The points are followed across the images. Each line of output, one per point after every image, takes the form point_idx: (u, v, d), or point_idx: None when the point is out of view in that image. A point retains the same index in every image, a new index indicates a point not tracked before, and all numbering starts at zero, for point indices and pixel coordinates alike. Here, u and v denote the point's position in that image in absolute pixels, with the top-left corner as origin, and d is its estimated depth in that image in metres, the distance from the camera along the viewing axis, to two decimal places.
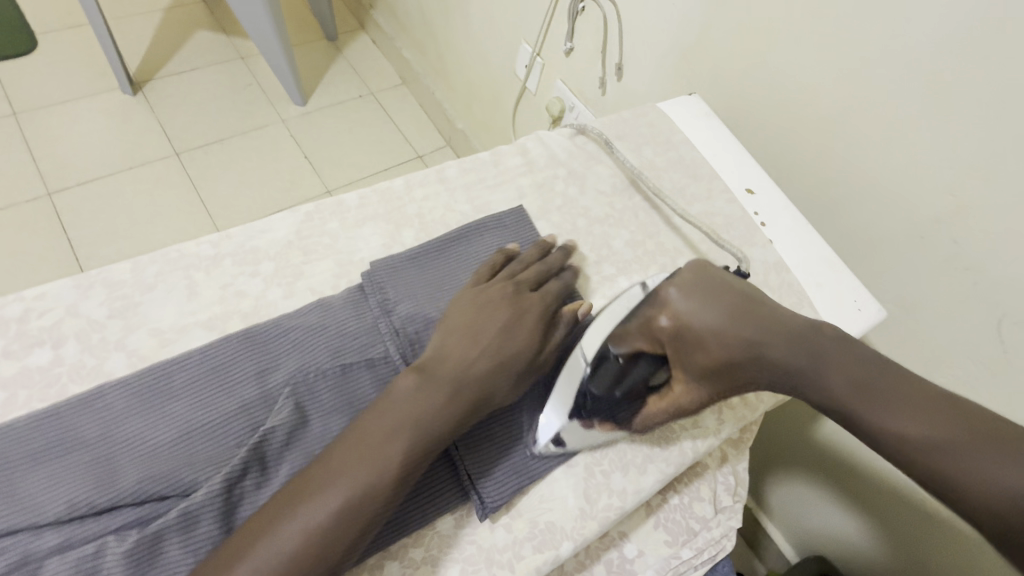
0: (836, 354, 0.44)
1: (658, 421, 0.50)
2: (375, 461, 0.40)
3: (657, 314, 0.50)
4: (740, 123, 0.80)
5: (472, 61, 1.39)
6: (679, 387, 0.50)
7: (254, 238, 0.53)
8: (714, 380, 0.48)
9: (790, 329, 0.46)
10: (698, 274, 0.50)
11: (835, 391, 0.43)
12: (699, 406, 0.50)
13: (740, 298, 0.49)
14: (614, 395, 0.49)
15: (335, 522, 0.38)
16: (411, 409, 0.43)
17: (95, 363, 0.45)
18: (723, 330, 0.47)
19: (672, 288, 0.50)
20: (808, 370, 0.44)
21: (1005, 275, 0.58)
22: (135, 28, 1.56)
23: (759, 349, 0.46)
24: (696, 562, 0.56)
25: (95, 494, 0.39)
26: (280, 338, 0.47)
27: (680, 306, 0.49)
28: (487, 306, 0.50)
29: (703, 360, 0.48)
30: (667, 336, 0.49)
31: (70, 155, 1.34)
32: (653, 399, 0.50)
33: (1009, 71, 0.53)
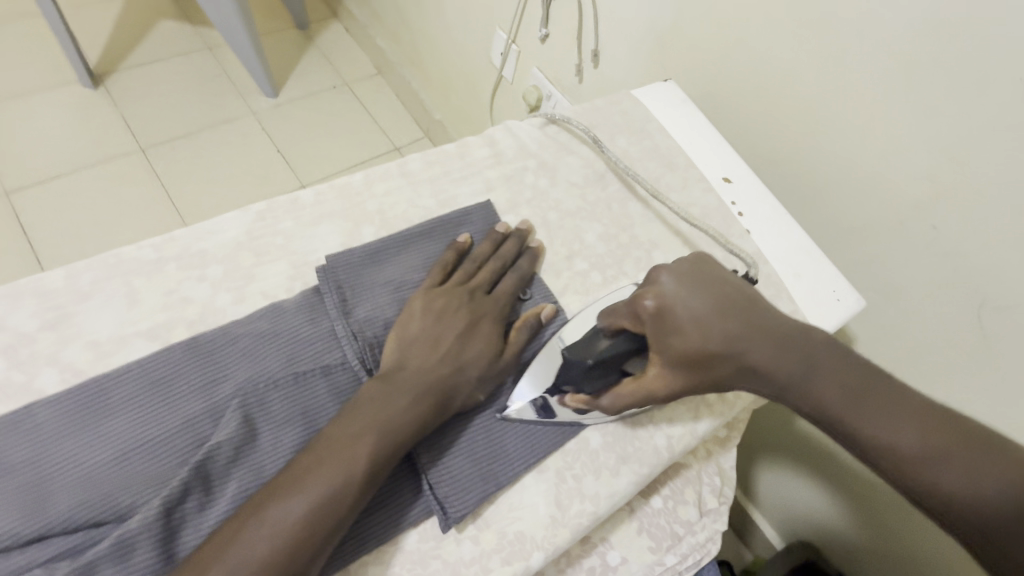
0: (827, 361, 0.43)
1: (623, 405, 0.48)
2: (331, 477, 0.39)
3: (644, 294, 0.46)
4: (717, 110, 0.78)
5: (447, 49, 1.35)
6: (652, 371, 0.47)
7: (200, 240, 0.50)
8: (690, 370, 0.45)
9: (781, 330, 0.44)
10: (695, 264, 0.48)
11: (824, 398, 0.41)
12: (668, 396, 0.48)
13: (734, 294, 0.46)
14: (587, 364, 0.47)
15: (285, 543, 0.37)
16: (371, 419, 0.42)
17: (25, 380, 0.42)
18: (708, 323, 0.45)
19: (666, 271, 0.47)
20: (800, 376, 0.43)
21: (983, 260, 0.57)
22: (92, 18, 1.48)
23: (742, 346, 0.44)
24: (680, 567, 0.54)
25: (21, 525, 0.36)
26: (227, 346, 0.44)
27: (669, 289, 0.46)
28: (442, 311, 0.49)
29: (683, 347, 0.45)
30: (650, 318, 0.46)
31: (25, 153, 1.28)
32: (625, 381, 0.48)
33: (987, 52, 0.51)
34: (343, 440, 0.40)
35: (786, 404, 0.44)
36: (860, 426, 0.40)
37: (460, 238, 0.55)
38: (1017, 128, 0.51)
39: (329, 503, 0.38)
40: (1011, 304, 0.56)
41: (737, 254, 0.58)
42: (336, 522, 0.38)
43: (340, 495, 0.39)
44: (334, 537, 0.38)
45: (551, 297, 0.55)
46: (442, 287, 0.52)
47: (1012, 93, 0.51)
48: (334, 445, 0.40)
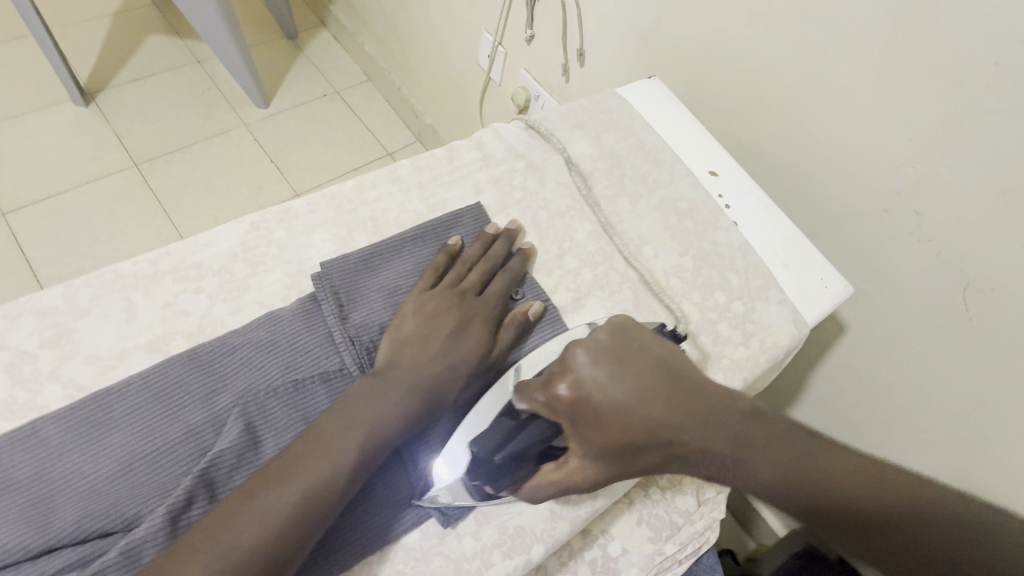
0: (761, 437, 0.42)
1: (545, 495, 0.45)
2: (323, 470, 0.40)
3: (558, 380, 0.44)
4: (702, 104, 0.79)
5: (435, 54, 1.36)
6: (573, 461, 0.44)
7: (195, 252, 0.51)
8: (613, 461, 0.43)
9: (702, 407, 0.43)
10: (614, 339, 0.46)
11: (767, 475, 0.41)
12: (595, 485, 0.44)
13: (656, 367, 0.44)
14: (496, 460, 0.43)
15: (279, 538, 0.37)
16: (361, 417, 0.43)
17: (28, 397, 0.42)
18: (629, 412, 0.43)
19: (582, 351, 0.45)
20: (734, 460, 0.41)
21: (966, 243, 0.58)
22: (82, 36, 1.49)
23: (667, 433, 0.42)
24: (679, 556, 0.56)
25: (29, 538, 0.37)
26: (226, 356, 0.45)
27: (586, 373, 0.44)
28: (434, 314, 0.50)
29: (602, 438, 0.43)
30: (565, 407, 0.44)
31: (21, 173, 1.28)
32: (547, 469, 0.45)
33: (963, 40, 0.52)
34: (335, 436, 0.41)
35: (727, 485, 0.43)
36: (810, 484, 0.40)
37: (453, 241, 0.56)
38: (996, 114, 0.52)
39: (320, 495, 0.39)
40: (994, 288, 0.57)
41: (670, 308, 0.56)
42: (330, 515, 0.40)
43: (333, 487, 0.40)
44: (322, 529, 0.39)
45: (541, 295, 0.56)
46: (433, 289, 0.52)
47: (989, 80, 0.52)
48: (327, 441, 0.41)
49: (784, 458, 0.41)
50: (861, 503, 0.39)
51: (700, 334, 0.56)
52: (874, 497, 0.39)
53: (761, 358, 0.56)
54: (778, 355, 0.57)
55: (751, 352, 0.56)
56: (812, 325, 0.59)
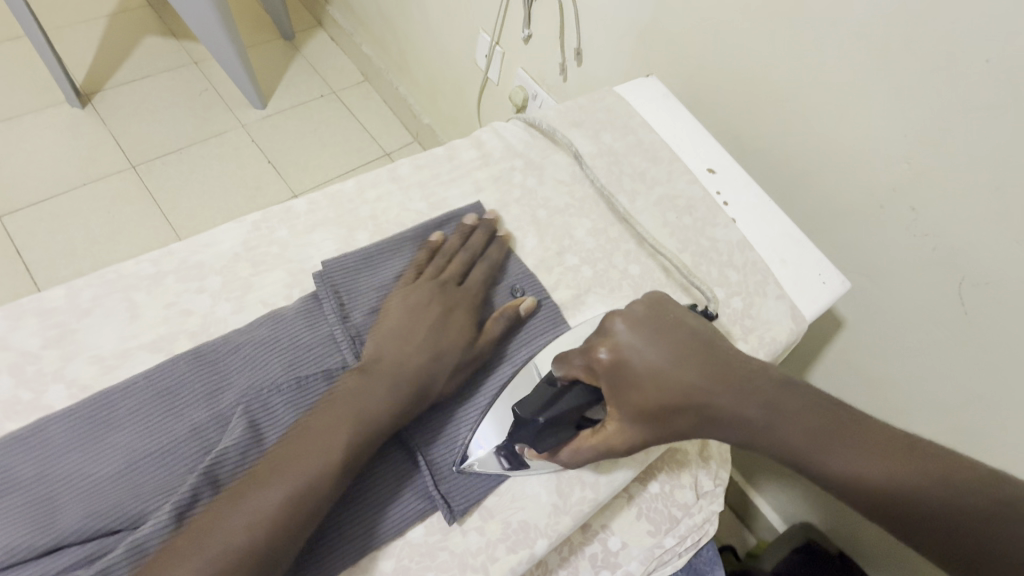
0: (793, 404, 0.41)
1: (583, 460, 0.46)
2: (318, 459, 0.40)
3: (598, 345, 0.46)
4: (699, 102, 0.79)
5: (432, 54, 1.36)
6: (611, 426, 0.45)
7: (197, 252, 0.51)
8: (650, 424, 0.44)
9: (738, 373, 0.43)
10: (652, 310, 0.47)
11: (795, 439, 0.40)
12: (632, 450, 0.45)
13: (692, 336, 0.45)
14: (538, 422, 0.44)
15: (274, 526, 0.38)
16: (354, 407, 0.43)
17: (32, 397, 0.43)
18: (667, 375, 0.43)
19: (621, 320, 0.46)
20: (766, 425, 0.41)
21: (961, 238, 0.59)
22: (77, 37, 1.49)
23: (703, 397, 0.43)
24: (679, 549, 0.57)
25: (34, 538, 0.37)
26: (230, 355, 0.45)
27: (624, 339, 0.45)
28: (416, 306, 0.50)
29: (640, 400, 0.44)
30: (605, 371, 0.45)
31: (17, 175, 1.28)
32: (585, 433, 0.47)
33: (958, 36, 0.52)
34: (329, 426, 0.42)
35: (758, 452, 0.42)
36: (833, 458, 0.39)
37: (432, 234, 0.56)
38: (990, 109, 0.53)
39: (311, 492, 0.39)
40: (991, 283, 0.58)
41: (699, 288, 0.57)
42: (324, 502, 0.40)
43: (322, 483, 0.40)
44: (313, 524, 0.39)
45: (543, 293, 0.56)
46: (414, 283, 0.53)
47: (981, 77, 0.52)
48: (321, 430, 0.42)
49: (814, 428, 0.40)
50: (889, 479, 0.37)
51: None
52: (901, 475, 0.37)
53: (760, 353, 0.56)
54: (777, 350, 0.57)
55: (750, 347, 0.57)
56: (809, 320, 0.60)
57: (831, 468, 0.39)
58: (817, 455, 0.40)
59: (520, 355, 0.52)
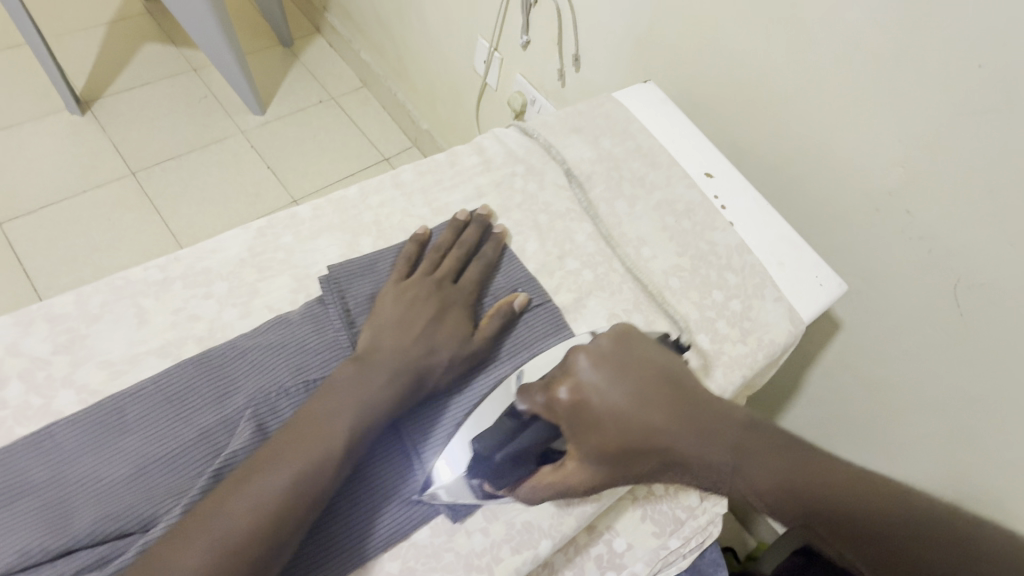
0: (754, 445, 0.42)
1: (542, 496, 0.46)
2: (313, 451, 0.41)
3: (558, 384, 0.45)
4: (696, 107, 0.81)
5: (430, 61, 1.38)
6: (571, 465, 0.45)
7: (204, 258, 0.51)
8: (611, 464, 0.43)
9: (698, 415, 0.43)
10: (616, 345, 0.46)
11: (758, 483, 0.40)
12: (592, 490, 0.45)
13: (655, 374, 0.45)
14: (496, 458, 0.44)
15: (269, 518, 0.38)
16: (349, 399, 0.44)
17: (43, 402, 0.43)
18: (628, 416, 0.43)
19: (584, 356, 0.45)
20: (730, 467, 0.41)
21: (955, 241, 0.60)
22: (78, 45, 1.50)
23: (665, 440, 0.42)
24: (683, 551, 0.57)
25: (47, 540, 0.37)
26: (237, 360, 0.46)
27: (586, 378, 0.44)
28: (412, 302, 0.51)
29: (600, 441, 0.43)
30: (565, 410, 0.44)
31: (18, 183, 1.28)
32: (544, 470, 0.46)
33: (948, 44, 0.54)
34: (325, 420, 0.42)
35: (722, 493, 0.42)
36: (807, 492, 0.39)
37: (421, 229, 0.57)
38: (980, 114, 0.54)
39: (311, 478, 0.40)
40: (984, 284, 0.59)
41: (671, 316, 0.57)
42: (319, 494, 0.40)
43: (321, 470, 0.40)
44: (313, 514, 0.39)
45: (546, 297, 0.56)
46: (408, 279, 0.53)
47: (972, 83, 0.54)
48: (317, 423, 0.42)
49: (784, 469, 0.40)
50: (860, 513, 0.38)
51: (699, 332, 0.57)
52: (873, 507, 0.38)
53: (759, 354, 0.57)
54: (775, 352, 0.58)
55: (749, 349, 0.57)
56: (807, 321, 0.61)
57: (805, 503, 0.39)
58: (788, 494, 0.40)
59: (514, 349, 0.52)
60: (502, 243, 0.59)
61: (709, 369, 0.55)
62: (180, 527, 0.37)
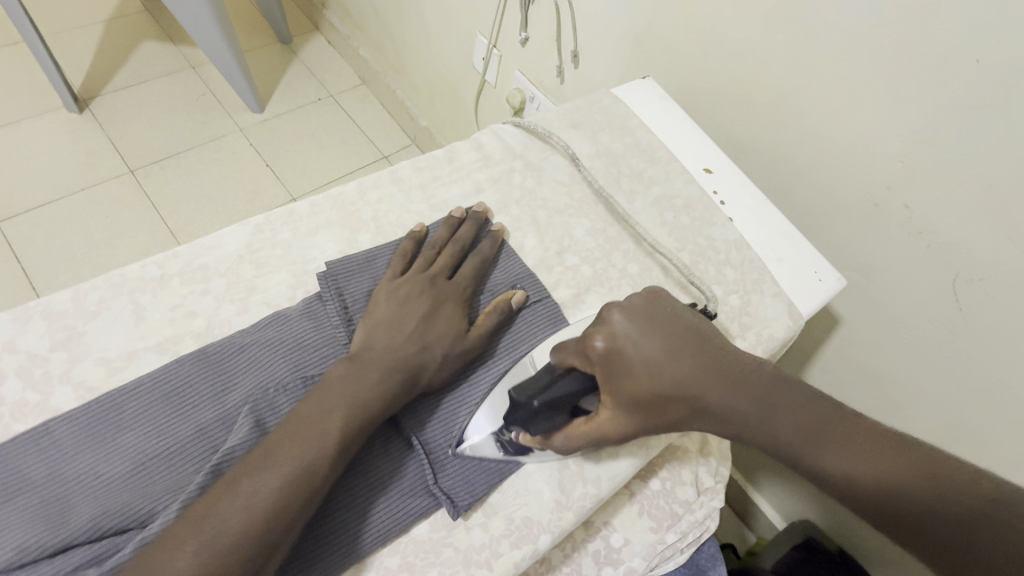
0: (781, 399, 0.43)
1: (577, 446, 0.47)
2: (308, 450, 0.40)
3: (594, 334, 0.46)
4: (695, 103, 0.80)
5: (429, 58, 1.37)
6: (604, 413, 0.46)
7: (201, 255, 0.51)
8: (643, 413, 0.45)
9: (731, 369, 0.44)
10: (649, 303, 0.47)
11: (781, 434, 0.42)
12: (625, 438, 0.46)
13: (687, 331, 0.46)
14: (534, 405, 0.45)
15: (263, 516, 0.37)
16: (342, 398, 0.43)
17: (40, 399, 0.43)
18: (660, 366, 0.44)
19: (618, 310, 0.47)
20: (757, 417, 0.42)
21: (955, 235, 0.60)
22: (75, 42, 1.49)
23: (695, 388, 0.43)
24: (680, 545, 0.57)
25: (45, 537, 0.37)
26: (235, 356, 0.46)
27: (620, 329, 0.46)
28: (406, 298, 0.51)
29: (633, 388, 0.44)
30: (599, 359, 0.45)
31: (16, 181, 1.28)
32: (578, 421, 0.47)
33: (948, 37, 0.53)
34: (319, 418, 0.42)
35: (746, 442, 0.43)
36: (829, 449, 0.40)
37: (417, 227, 0.57)
38: (981, 108, 0.54)
39: (305, 476, 0.40)
40: (985, 278, 0.59)
41: (697, 287, 0.58)
42: (314, 492, 0.40)
43: (315, 467, 0.40)
44: (307, 512, 0.39)
45: (544, 293, 0.56)
46: (402, 276, 0.53)
47: (973, 77, 0.53)
48: (310, 422, 0.42)
49: (810, 425, 0.41)
50: (878, 477, 0.38)
51: None
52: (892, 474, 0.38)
53: (758, 350, 0.57)
54: (774, 347, 0.58)
55: (748, 344, 0.57)
56: (805, 317, 0.61)
57: (822, 460, 0.40)
58: (810, 450, 0.40)
59: (512, 344, 0.52)
60: (500, 240, 0.59)
61: None
62: (174, 525, 0.37)
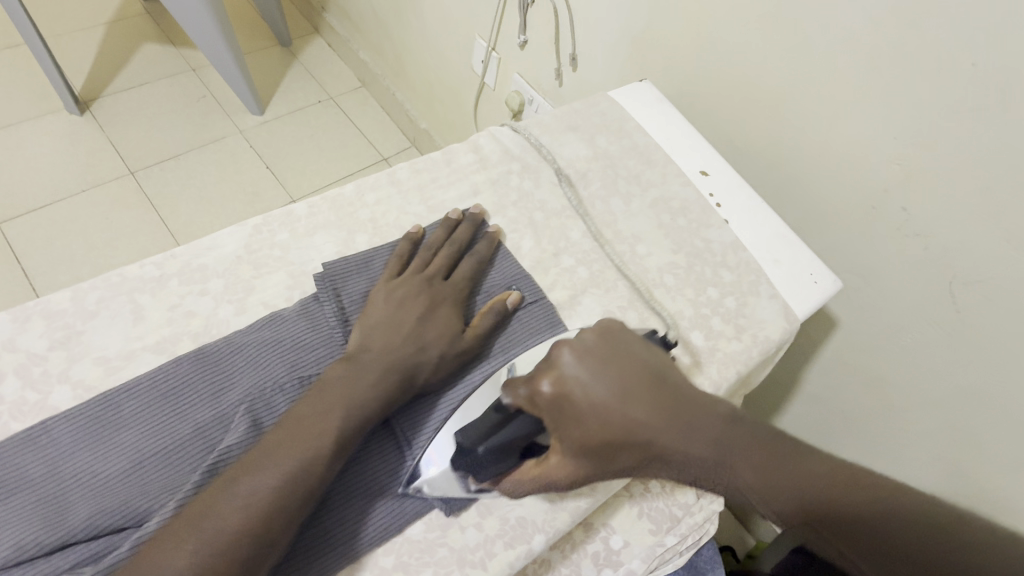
0: (739, 441, 0.41)
1: (525, 491, 0.45)
2: (303, 451, 0.41)
3: (542, 376, 0.44)
4: (692, 106, 0.81)
5: (429, 61, 1.38)
6: (554, 458, 0.44)
7: (199, 256, 0.52)
8: (592, 460, 0.43)
9: (686, 413, 0.42)
10: (603, 341, 0.45)
11: (740, 480, 0.40)
12: (575, 484, 0.44)
13: (641, 371, 0.43)
14: (478, 452, 0.44)
15: (259, 516, 0.38)
16: (338, 399, 0.44)
17: (39, 398, 0.43)
18: (610, 411, 0.42)
19: (568, 350, 0.44)
20: (712, 461, 0.41)
21: (951, 237, 0.60)
22: (77, 45, 1.50)
23: (647, 435, 0.41)
24: (680, 548, 0.58)
25: (42, 535, 0.37)
26: (232, 356, 0.46)
27: (569, 372, 0.43)
28: (402, 300, 0.51)
29: (581, 436, 0.42)
30: (547, 404, 0.43)
31: (17, 182, 1.29)
32: (528, 464, 0.45)
33: (942, 42, 0.54)
34: (315, 420, 0.42)
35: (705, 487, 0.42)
36: (783, 489, 0.39)
37: (413, 229, 0.57)
38: (976, 111, 0.54)
39: (302, 475, 0.40)
40: (982, 280, 0.59)
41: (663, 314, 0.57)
42: (310, 493, 0.40)
43: (311, 467, 0.40)
44: (303, 512, 0.40)
45: (540, 294, 0.56)
46: (399, 277, 0.54)
47: (968, 80, 0.54)
48: (306, 423, 0.42)
49: (768, 466, 0.40)
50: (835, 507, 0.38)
51: (694, 329, 0.58)
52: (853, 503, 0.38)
53: (754, 351, 0.57)
54: (770, 349, 0.58)
55: (744, 346, 0.58)
56: (801, 319, 0.61)
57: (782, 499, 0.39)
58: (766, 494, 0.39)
59: (507, 344, 0.53)
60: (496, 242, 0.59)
61: (704, 366, 0.56)
62: (171, 525, 0.37)
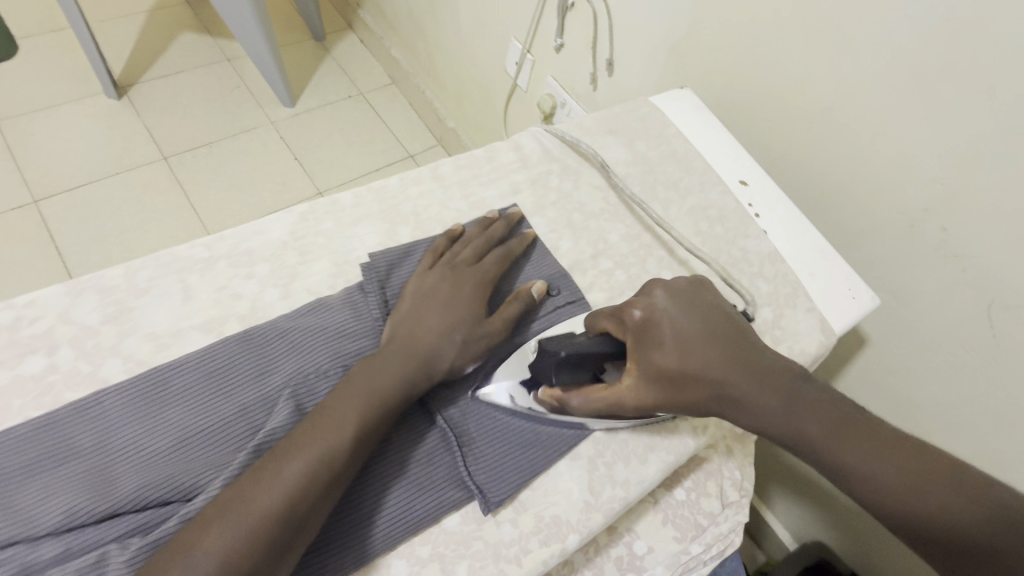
0: (815, 402, 0.42)
1: (592, 409, 0.48)
2: (338, 438, 0.41)
3: (634, 305, 0.49)
4: (731, 114, 0.80)
5: (462, 61, 1.39)
6: (627, 380, 0.47)
7: (247, 239, 0.53)
8: (662, 385, 0.46)
9: (781, 379, 0.44)
10: (691, 287, 0.50)
11: (805, 429, 0.41)
12: (639, 410, 0.47)
13: (726, 321, 0.47)
14: (558, 355, 0.48)
15: (295, 500, 0.38)
16: (370, 388, 0.44)
17: (91, 368, 0.44)
18: (690, 341, 0.46)
19: (661, 289, 0.50)
20: (784, 413, 0.42)
21: (993, 260, 0.59)
22: (119, 31, 1.54)
23: (720, 372, 0.44)
24: (704, 557, 0.56)
25: (92, 504, 0.38)
26: (276, 340, 0.47)
27: (660, 303, 0.48)
28: (428, 291, 0.52)
29: (660, 361, 0.46)
30: (634, 327, 0.48)
31: (54, 162, 1.32)
32: (596, 385, 0.48)
33: (997, 63, 0.53)
34: (350, 409, 0.43)
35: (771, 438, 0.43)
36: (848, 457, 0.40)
37: (454, 225, 0.58)
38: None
39: (333, 461, 0.40)
40: (1021, 306, 0.58)
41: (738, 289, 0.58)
42: (345, 478, 0.41)
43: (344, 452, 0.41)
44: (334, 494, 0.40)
45: (577, 295, 0.56)
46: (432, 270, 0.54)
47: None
48: (342, 411, 0.42)
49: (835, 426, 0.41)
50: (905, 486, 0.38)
51: None
52: (909, 483, 0.38)
53: None
54: (806, 362, 0.58)
55: None
56: (838, 333, 0.60)
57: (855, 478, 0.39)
58: (825, 446, 0.40)
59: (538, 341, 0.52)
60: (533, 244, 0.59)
61: None
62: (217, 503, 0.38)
